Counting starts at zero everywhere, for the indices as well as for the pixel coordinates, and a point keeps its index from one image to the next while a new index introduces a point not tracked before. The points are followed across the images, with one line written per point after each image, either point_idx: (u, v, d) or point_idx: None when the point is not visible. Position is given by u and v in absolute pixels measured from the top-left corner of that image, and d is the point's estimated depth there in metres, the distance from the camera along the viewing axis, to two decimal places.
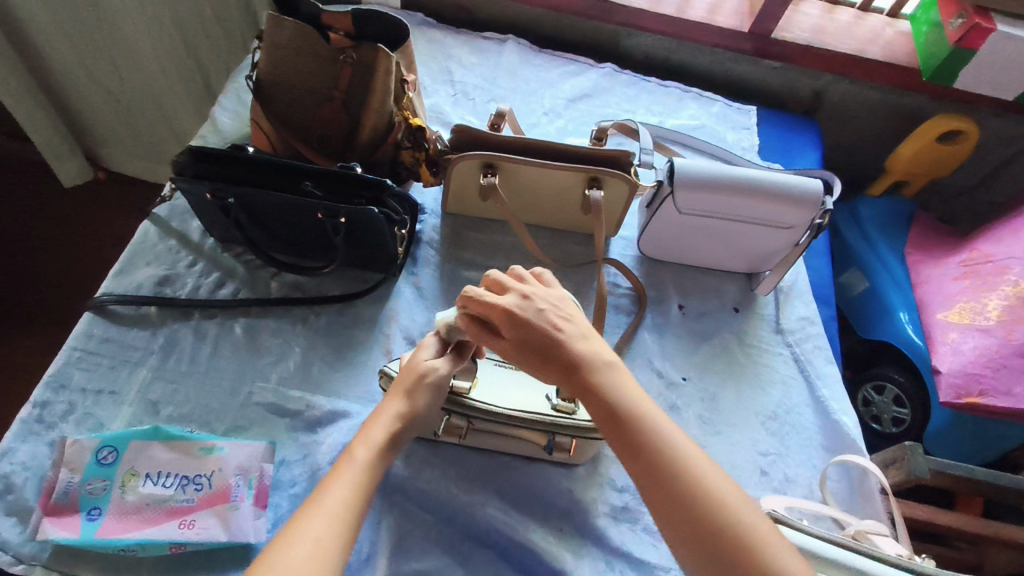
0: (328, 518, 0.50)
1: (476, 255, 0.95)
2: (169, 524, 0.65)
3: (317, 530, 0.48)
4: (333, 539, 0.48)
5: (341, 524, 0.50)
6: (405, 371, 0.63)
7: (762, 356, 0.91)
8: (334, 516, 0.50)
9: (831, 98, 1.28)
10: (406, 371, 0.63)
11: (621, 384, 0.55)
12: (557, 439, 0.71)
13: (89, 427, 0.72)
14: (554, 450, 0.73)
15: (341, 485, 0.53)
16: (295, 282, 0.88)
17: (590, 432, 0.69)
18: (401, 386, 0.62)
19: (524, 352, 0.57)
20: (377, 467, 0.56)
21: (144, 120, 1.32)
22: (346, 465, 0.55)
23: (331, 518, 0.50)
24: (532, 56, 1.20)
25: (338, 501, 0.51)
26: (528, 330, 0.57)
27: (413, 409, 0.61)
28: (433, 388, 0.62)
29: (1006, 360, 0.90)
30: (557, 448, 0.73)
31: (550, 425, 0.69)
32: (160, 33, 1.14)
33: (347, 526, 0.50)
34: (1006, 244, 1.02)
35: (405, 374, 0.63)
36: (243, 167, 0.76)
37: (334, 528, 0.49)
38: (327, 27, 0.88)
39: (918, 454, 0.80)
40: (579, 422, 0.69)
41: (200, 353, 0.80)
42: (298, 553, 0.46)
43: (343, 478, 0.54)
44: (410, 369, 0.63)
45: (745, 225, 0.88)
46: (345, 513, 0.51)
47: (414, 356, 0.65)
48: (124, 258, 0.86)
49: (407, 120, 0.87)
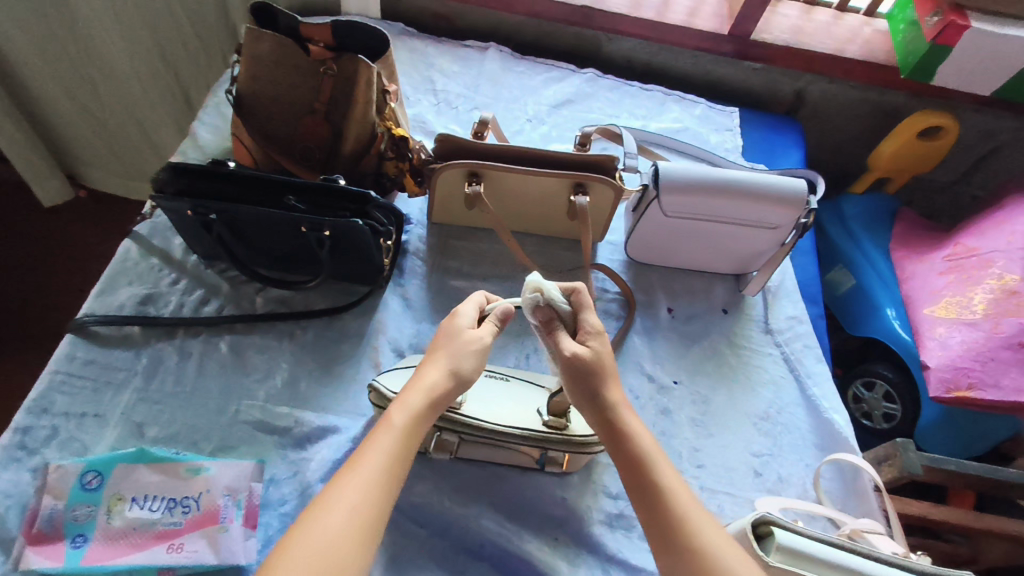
0: (366, 488, 0.49)
1: (463, 264, 0.94)
2: (158, 548, 0.64)
3: (355, 500, 0.48)
4: (371, 511, 0.48)
5: (380, 494, 0.49)
6: (445, 338, 0.60)
7: (752, 357, 0.91)
8: (373, 485, 0.49)
9: (812, 98, 1.29)
10: (447, 338, 0.60)
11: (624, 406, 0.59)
12: (550, 453, 0.71)
13: (74, 452, 0.71)
14: (546, 463, 0.73)
15: (381, 450, 0.52)
16: (280, 296, 0.87)
17: (586, 446, 0.69)
18: (446, 352, 0.59)
19: (581, 369, 0.57)
20: (419, 430, 0.54)
21: (125, 137, 1.31)
22: (383, 431, 0.53)
23: (367, 489, 0.49)
24: (514, 63, 1.20)
25: (379, 467, 0.51)
26: (595, 355, 0.58)
27: (461, 375, 0.58)
28: (481, 350, 0.59)
29: (993, 353, 0.91)
30: (550, 462, 0.73)
31: (543, 441, 0.68)
32: (138, 47, 1.13)
33: (385, 496, 0.50)
34: (989, 239, 1.03)
35: (446, 341, 0.59)
36: (225, 183, 0.75)
37: (370, 500, 0.49)
38: (306, 39, 0.87)
39: (910, 451, 0.80)
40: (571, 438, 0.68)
41: (186, 372, 0.79)
42: (336, 525, 0.46)
43: (381, 442, 0.52)
44: (454, 333, 0.59)
45: (731, 226, 0.88)
46: (383, 481, 0.50)
47: (452, 320, 0.61)
48: (106, 277, 0.85)
49: (390, 131, 0.87)
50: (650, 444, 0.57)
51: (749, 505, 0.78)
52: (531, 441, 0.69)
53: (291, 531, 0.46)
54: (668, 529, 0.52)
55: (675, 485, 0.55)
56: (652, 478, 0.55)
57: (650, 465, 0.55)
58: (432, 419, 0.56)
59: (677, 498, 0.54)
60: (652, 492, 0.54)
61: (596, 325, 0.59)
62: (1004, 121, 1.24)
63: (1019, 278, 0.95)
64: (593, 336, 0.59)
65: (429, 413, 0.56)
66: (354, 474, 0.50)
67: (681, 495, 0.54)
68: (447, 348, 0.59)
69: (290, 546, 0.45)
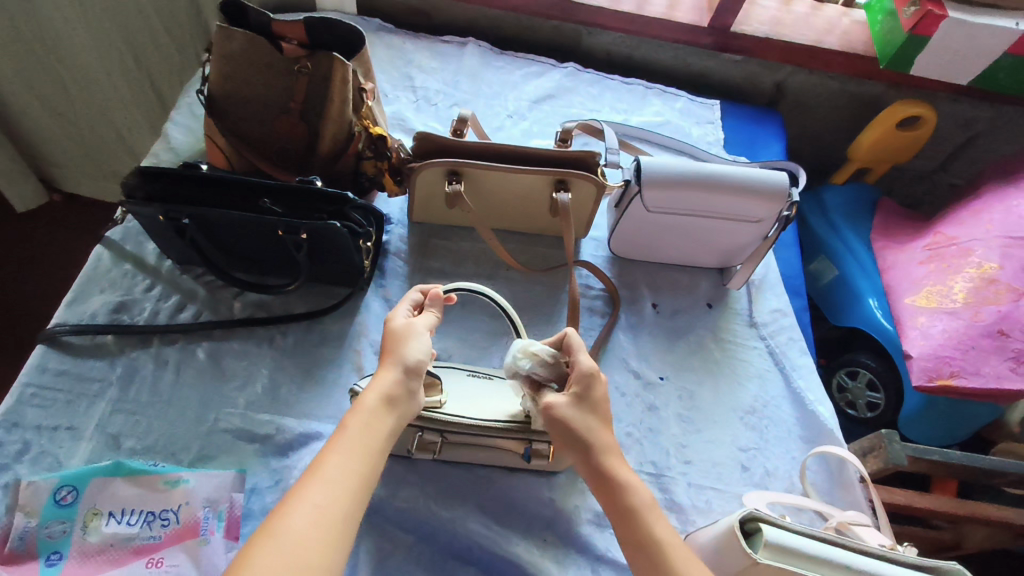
0: (332, 489, 0.48)
1: (446, 263, 0.93)
2: (137, 563, 0.62)
3: (320, 499, 0.47)
4: (337, 511, 0.47)
5: (345, 493, 0.49)
6: (384, 342, 0.61)
7: (737, 351, 0.91)
8: (337, 485, 0.49)
9: (792, 89, 1.29)
10: (388, 343, 0.61)
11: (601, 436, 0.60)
12: (535, 446, 0.69)
13: (47, 466, 0.69)
14: (532, 459, 0.71)
15: (344, 452, 0.51)
16: (259, 300, 0.86)
17: None
18: (388, 355, 0.60)
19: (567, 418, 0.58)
20: (378, 427, 0.54)
21: (100, 142, 1.28)
22: (340, 436, 0.53)
23: (332, 488, 0.48)
24: (494, 58, 1.18)
25: (343, 468, 0.50)
26: (579, 400, 0.59)
27: (409, 367, 0.58)
28: (421, 341, 0.61)
29: (974, 341, 0.92)
30: (534, 455, 0.71)
31: (525, 431, 0.67)
32: (108, 46, 1.10)
33: (352, 496, 0.49)
34: (968, 227, 1.04)
35: (387, 341, 0.61)
36: (196, 185, 0.73)
37: (334, 500, 0.48)
38: (280, 38, 0.87)
39: (895, 442, 0.80)
40: None
41: (163, 381, 0.77)
42: (303, 524, 0.45)
43: (342, 445, 0.52)
44: (390, 335, 0.61)
45: (714, 220, 0.87)
46: (350, 481, 0.49)
47: (387, 325, 0.62)
48: (77, 286, 0.82)
49: (367, 129, 0.85)
50: (605, 442, 0.59)
51: (737, 500, 0.78)
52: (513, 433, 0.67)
53: (260, 532, 0.45)
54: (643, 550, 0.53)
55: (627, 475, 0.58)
56: (614, 483, 0.57)
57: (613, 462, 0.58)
58: (391, 415, 0.56)
59: (632, 494, 0.57)
60: (609, 491, 0.57)
61: (588, 365, 0.60)
62: (980, 110, 1.25)
63: (998, 266, 0.96)
64: (580, 379, 0.60)
65: (387, 411, 0.56)
66: (318, 475, 0.49)
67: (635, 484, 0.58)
68: (386, 350, 0.60)
69: (256, 546, 0.43)
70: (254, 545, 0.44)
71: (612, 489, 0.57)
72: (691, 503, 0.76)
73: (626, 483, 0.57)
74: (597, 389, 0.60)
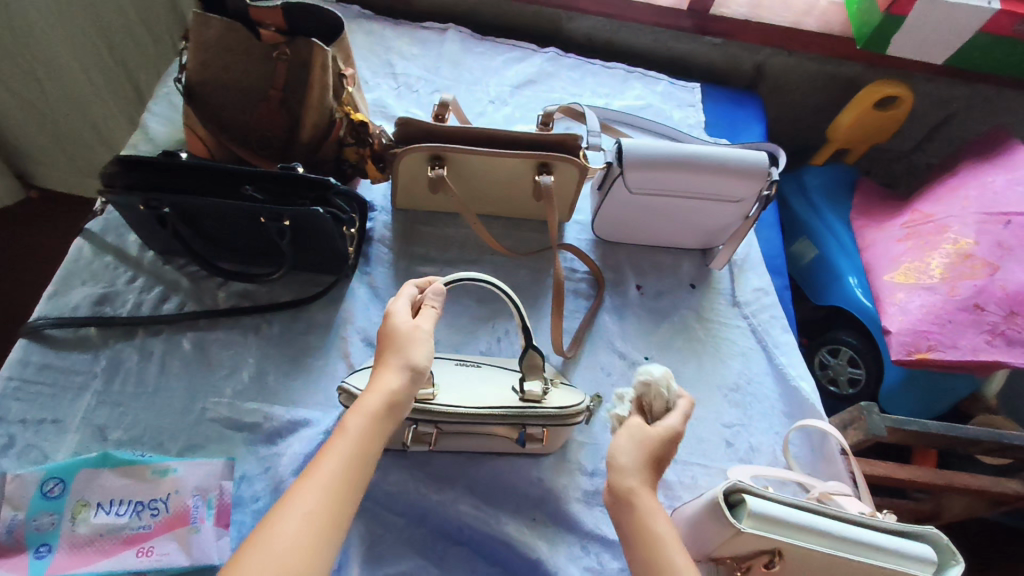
0: (325, 494, 0.48)
1: (430, 249, 0.93)
2: (127, 553, 0.62)
3: (314, 502, 0.47)
4: (328, 513, 0.47)
5: (338, 496, 0.49)
6: (388, 341, 0.59)
7: (720, 330, 0.93)
8: (329, 488, 0.49)
9: (772, 71, 1.30)
10: (391, 343, 0.59)
11: (627, 464, 0.55)
12: (531, 432, 0.69)
13: (33, 460, 0.68)
14: (526, 442, 0.71)
15: (337, 454, 0.51)
16: (244, 290, 0.85)
17: (563, 419, 0.66)
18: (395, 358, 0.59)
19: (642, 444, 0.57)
20: (378, 432, 0.54)
21: (75, 132, 1.25)
22: (338, 438, 0.53)
23: (325, 490, 0.48)
24: (475, 44, 1.18)
25: (337, 470, 0.50)
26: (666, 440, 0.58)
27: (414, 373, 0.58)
28: (426, 345, 0.60)
29: (950, 315, 0.93)
30: (529, 439, 0.71)
31: (520, 417, 0.65)
32: (79, 34, 1.07)
33: (345, 500, 0.49)
34: (945, 205, 1.06)
35: (391, 341, 0.59)
36: (178, 175, 0.73)
37: (326, 505, 0.48)
38: (257, 23, 0.84)
39: (874, 413, 0.82)
40: (549, 409, 0.66)
41: (148, 371, 0.76)
42: (293, 529, 0.45)
43: (337, 448, 0.52)
44: (395, 336, 0.59)
45: (696, 201, 0.88)
46: (343, 483, 0.50)
47: (389, 324, 0.61)
48: (57, 278, 0.81)
49: (349, 116, 0.85)
50: (638, 477, 0.55)
51: (722, 475, 0.79)
52: (508, 419, 0.65)
53: (250, 538, 0.45)
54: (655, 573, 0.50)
55: (653, 507, 0.53)
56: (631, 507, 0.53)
57: (637, 492, 0.54)
58: (392, 421, 0.56)
59: (655, 523, 0.52)
60: (632, 516, 0.53)
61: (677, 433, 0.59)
62: (956, 90, 1.27)
63: (973, 242, 0.98)
64: (674, 434, 0.58)
65: (389, 416, 0.55)
66: (311, 478, 0.49)
67: (659, 517, 0.52)
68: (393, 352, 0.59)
69: (248, 549, 0.44)
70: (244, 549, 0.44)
71: (632, 514, 0.53)
72: (677, 479, 0.78)
73: (648, 511, 0.53)
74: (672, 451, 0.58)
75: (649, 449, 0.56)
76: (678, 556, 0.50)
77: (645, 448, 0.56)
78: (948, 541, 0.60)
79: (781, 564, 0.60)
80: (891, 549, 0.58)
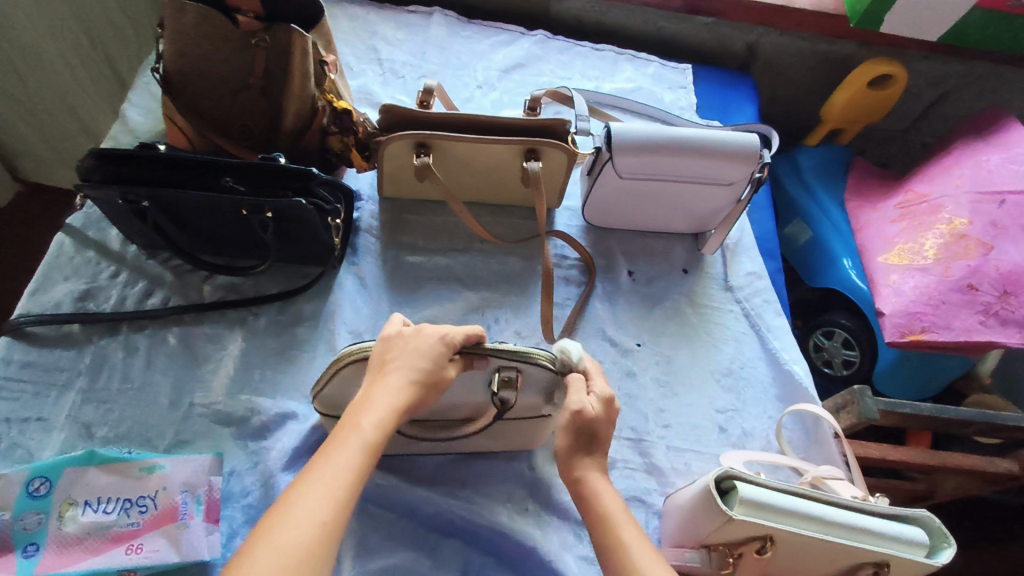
0: (326, 490, 0.46)
1: (418, 239, 0.92)
2: (115, 551, 0.62)
3: (316, 492, 0.46)
4: (332, 511, 0.45)
5: (341, 489, 0.47)
6: (426, 378, 0.56)
7: (714, 315, 0.92)
8: (332, 489, 0.47)
9: (764, 51, 1.28)
10: (428, 379, 0.56)
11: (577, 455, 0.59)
12: (501, 389, 0.61)
13: (19, 459, 0.68)
14: (499, 392, 0.61)
15: (346, 448, 0.50)
16: (230, 283, 0.84)
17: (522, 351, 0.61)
18: (424, 390, 0.56)
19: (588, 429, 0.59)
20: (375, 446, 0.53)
21: (61, 128, 1.22)
22: (353, 435, 0.51)
23: (332, 480, 0.47)
24: (461, 28, 1.16)
25: (342, 468, 0.48)
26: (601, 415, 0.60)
27: (418, 412, 0.57)
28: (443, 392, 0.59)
29: (944, 297, 0.92)
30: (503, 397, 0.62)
31: (478, 352, 0.60)
32: (58, 24, 1.05)
33: (348, 494, 0.47)
34: (938, 184, 1.05)
35: (431, 376, 0.56)
36: (156, 166, 0.71)
37: (326, 502, 0.46)
38: (233, 10, 0.81)
39: (867, 397, 0.82)
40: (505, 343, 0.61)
41: (133, 368, 0.75)
42: (301, 519, 0.44)
43: (348, 446, 0.50)
44: (435, 378, 0.56)
45: (687, 184, 0.87)
46: (347, 480, 0.48)
47: (437, 362, 0.57)
48: (39, 274, 0.80)
49: (332, 104, 0.84)
50: (584, 464, 0.59)
51: (714, 461, 0.79)
52: (468, 359, 0.60)
53: (252, 535, 0.43)
54: (596, 532, 0.55)
55: (600, 490, 0.58)
56: (584, 491, 0.58)
57: (588, 474, 0.59)
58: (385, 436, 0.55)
59: (602, 503, 0.56)
60: (581, 498, 0.58)
61: (603, 392, 0.61)
62: (951, 67, 1.25)
63: (967, 222, 0.97)
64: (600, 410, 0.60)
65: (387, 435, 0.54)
66: (314, 472, 0.48)
67: (606, 497, 0.57)
68: (427, 382, 0.56)
69: (252, 543, 0.42)
70: (252, 538, 0.43)
71: (581, 495, 0.58)
72: (670, 465, 0.78)
73: (597, 493, 0.57)
74: (601, 429, 0.60)
75: (585, 430, 0.59)
76: (624, 530, 0.54)
77: (583, 429, 0.59)
78: (941, 524, 0.60)
79: (773, 550, 0.59)
80: (884, 533, 0.58)
